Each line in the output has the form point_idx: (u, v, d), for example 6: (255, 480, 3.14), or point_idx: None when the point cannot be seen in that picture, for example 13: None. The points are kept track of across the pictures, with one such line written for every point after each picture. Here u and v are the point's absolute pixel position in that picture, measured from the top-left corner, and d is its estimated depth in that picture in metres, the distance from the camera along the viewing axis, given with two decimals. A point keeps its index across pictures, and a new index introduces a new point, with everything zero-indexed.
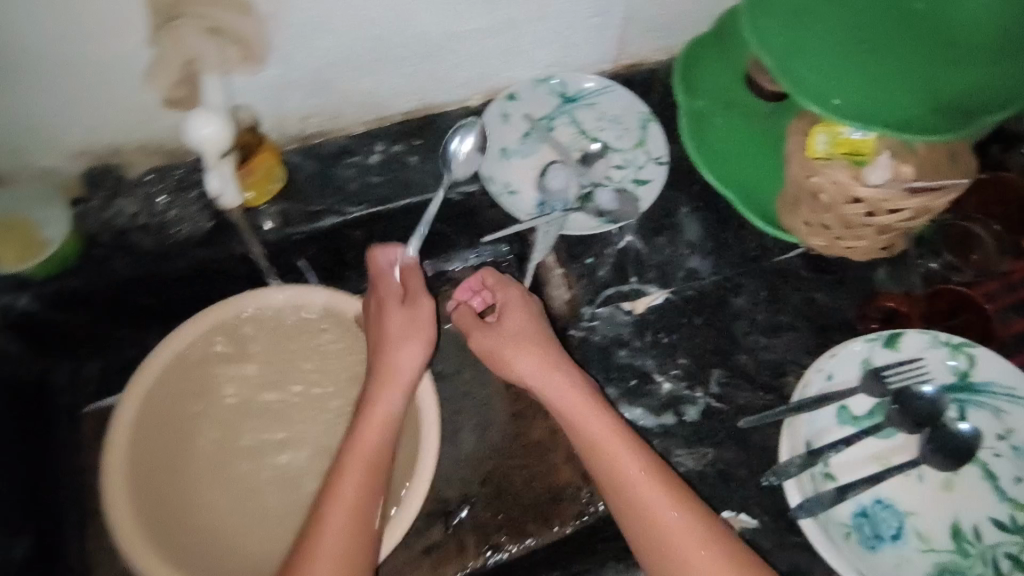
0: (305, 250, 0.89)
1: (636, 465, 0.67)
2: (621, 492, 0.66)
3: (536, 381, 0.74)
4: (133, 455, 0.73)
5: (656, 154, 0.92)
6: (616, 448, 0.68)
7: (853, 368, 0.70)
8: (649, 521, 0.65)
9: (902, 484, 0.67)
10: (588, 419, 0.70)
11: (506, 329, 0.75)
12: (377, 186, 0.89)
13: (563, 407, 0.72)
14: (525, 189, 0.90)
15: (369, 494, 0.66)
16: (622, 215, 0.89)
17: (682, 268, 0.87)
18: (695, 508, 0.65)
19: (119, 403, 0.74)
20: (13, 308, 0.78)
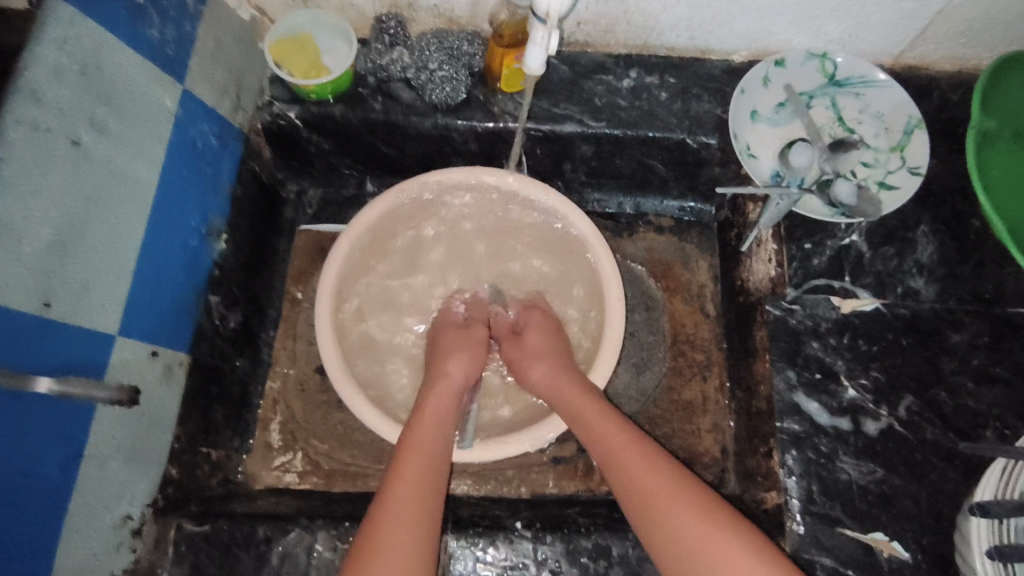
0: (533, 148, 0.93)
1: (667, 493, 0.61)
2: (643, 498, 0.61)
3: (548, 392, 0.75)
4: (339, 286, 0.80)
5: (913, 163, 0.86)
6: (641, 469, 0.63)
7: None
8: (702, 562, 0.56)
9: None
10: (601, 437, 0.68)
11: (526, 338, 0.80)
12: (620, 110, 0.89)
13: (589, 421, 0.69)
14: (764, 157, 0.88)
15: (442, 431, 0.70)
16: (858, 211, 0.80)
17: (902, 284, 0.82)
18: (748, 538, 0.56)
19: (329, 253, 0.78)
20: (281, 115, 0.87)
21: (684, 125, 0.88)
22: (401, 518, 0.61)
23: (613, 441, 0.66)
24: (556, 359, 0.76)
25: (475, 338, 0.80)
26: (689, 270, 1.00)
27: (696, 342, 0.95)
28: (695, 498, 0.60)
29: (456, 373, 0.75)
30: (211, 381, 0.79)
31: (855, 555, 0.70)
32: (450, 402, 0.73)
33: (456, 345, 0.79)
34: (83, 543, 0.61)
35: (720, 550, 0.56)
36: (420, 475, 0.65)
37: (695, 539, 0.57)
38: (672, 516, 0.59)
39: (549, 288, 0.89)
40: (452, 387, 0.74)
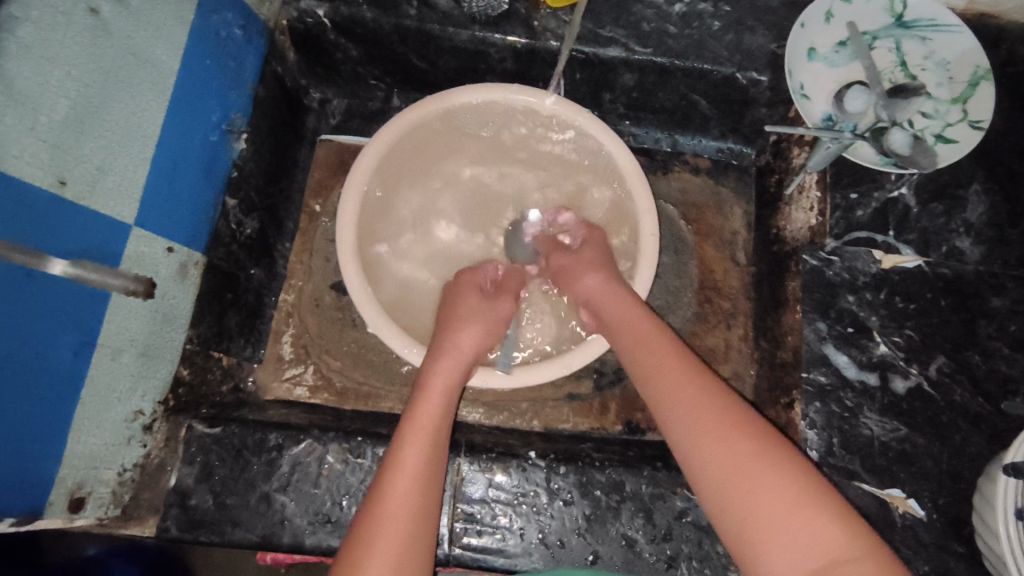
0: (572, 73, 0.88)
1: (713, 417, 0.58)
2: (687, 431, 0.59)
3: (599, 303, 0.72)
4: (359, 235, 0.76)
5: (974, 117, 0.81)
6: (684, 392, 0.61)
7: None
8: (743, 481, 0.54)
9: None
10: (649, 358, 0.65)
11: (588, 253, 0.76)
12: (669, 37, 0.84)
13: (643, 338, 0.67)
14: (818, 99, 0.83)
15: (449, 392, 0.65)
16: (913, 162, 0.78)
17: (947, 243, 0.78)
18: (799, 477, 0.53)
19: (342, 206, 0.74)
20: (309, 13, 0.81)
21: (735, 59, 0.83)
22: (404, 478, 0.56)
23: (658, 365, 0.64)
24: (610, 275, 0.73)
25: (498, 315, 0.74)
26: (722, 216, 0.96)
27: (723, 290, 0.93)
28: (738, 418, 0.57)
29: (468, 344, 0.69)
30: (225, 288, 0.76)
31: (870, 508, 0.70)
32: (458, 365, 0.68)
33: (474, 312, 0.73)
34: (93, 434, 0.60)
35: (765, 481, 0.53)
36: (429, 439, 0.60)
37: (735, 462, 0.55)
38: (709, 451, 0.56)
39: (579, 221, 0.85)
40: (461, 354, 0.68)
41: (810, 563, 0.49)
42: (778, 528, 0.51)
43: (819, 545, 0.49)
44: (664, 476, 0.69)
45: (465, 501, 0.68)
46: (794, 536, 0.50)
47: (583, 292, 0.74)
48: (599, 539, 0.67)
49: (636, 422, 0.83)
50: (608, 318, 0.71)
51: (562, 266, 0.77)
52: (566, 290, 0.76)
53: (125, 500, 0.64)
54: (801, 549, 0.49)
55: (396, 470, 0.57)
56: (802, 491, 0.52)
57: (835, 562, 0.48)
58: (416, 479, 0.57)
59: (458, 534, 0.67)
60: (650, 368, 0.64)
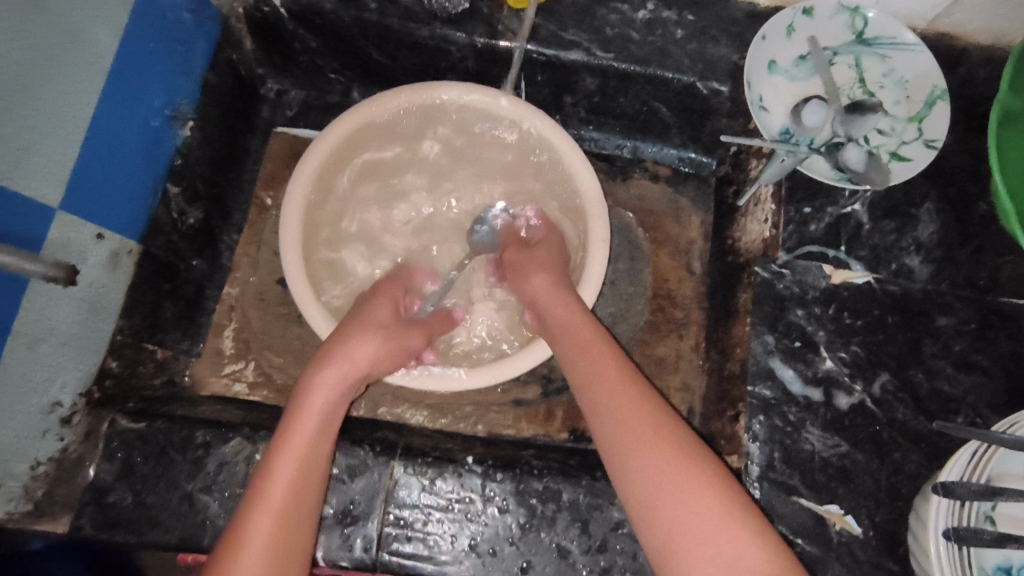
0: (534, 75, 0.87)
1: (644, 426, 0.57)
2: (616, 434, 0.58)
3: (545, 302, 0.71)
4: (308, 217, 0.75)
5: (929, 136, 0.81)
6: (620, 398, 0.60)
7: None
8: (677, 495, 0.53)
9: None
10: (589, 365, 0.64)
11: (539, 253, 0.76)
12: (631, 43, 0.83)
13: (585, 341, 0.66)
14: (777, 111, 0.83)
15: (331, 411, 0.62)
16: (865, 179, 0.78)
17: (897, 261, 0.78)
18: (716, 498, 0.52)
19: (289, 187, 0.72)
20: (264, 1, 0.79)
21: (697, 68, 0.83)
22: (270, 508, 0.54)
23: (597, 372, 0.63)
24: (558, 275, 0.73)
25: (404, 338, 0.70)
26: (680, 225, 0.95)
27: (677, 299, 0.92)
28: (675, 432, 0.57)
29: (361, 359, 0.65)
30: (163, 278, 0.74)
31: (807, 524, 0.69)
32: (345, 382, 0.64)
33: (366, 325, 0.69)
34: (4, 425, 0.57)
35: (699, 507, 0.52)
36: (301, 465, 0.57)
37: (670, 474, 0.54)
38: (640, 457, 0.56)
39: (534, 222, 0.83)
40: (350, 368, 0.65)
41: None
42: (709, 537, 0.50)
43: (742, 562, 0.49)
44: (602, 486, 0.68)
45: (397, 506, 0.66)
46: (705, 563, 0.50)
47: (530, 291, 0.73)
48: (531, 549, 0.65)
49: (581, 430, 0.81)
50: (551, 323, 0.69)
51: (514, 266, 0.77)
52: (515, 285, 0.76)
53: (37, 496, 0.61)
54: (725, 564, 0.49)
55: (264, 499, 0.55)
56: (733, 508, 0.52)
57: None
58: (288, 504, 0.55)
59: (388, 539, 0.65)
60: (591, 372, 0.63)
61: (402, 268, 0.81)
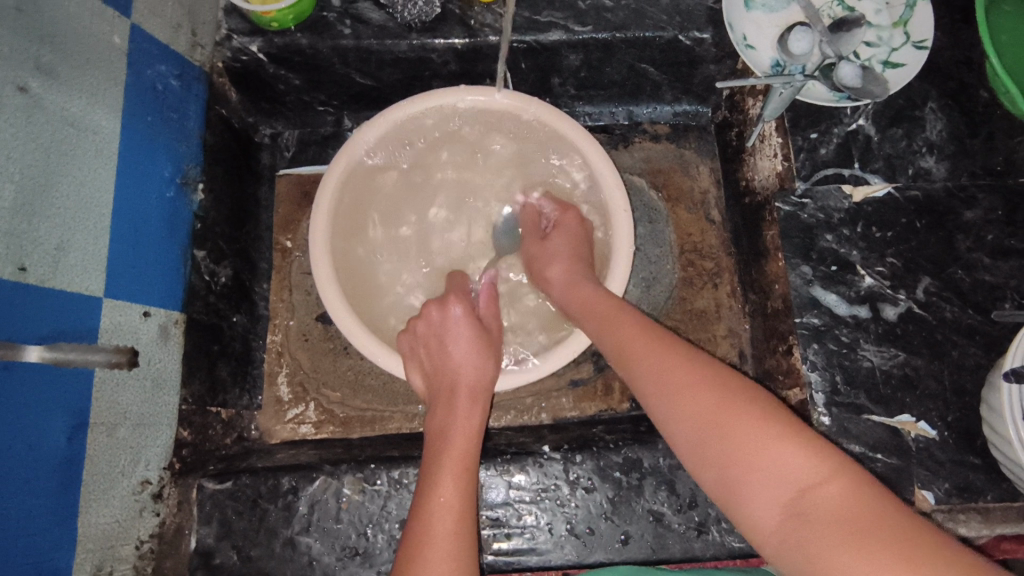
0: (518, 64, 0.87)
1: (677, 368, 0.54)
2: (654, 386, 0.54)
3: (568, 292, 0.70)
4: (335, 264, 0.75)
5: (917, 38, 0.81)
6: (651, 345, 0.58)
7: None
8: (712, 426, 0.49)
9: None
10: (619, 328, 0.62)
11: (550, 245, 0.76)
12: (605, 10, 0.83)
13: (606, 313, 0.64)
14: (763, 47, 0.83)
15: (473, 413, 0.63)
16: (864, 94, 0.78)
17: (913, 165, 0.79)
18: (767, 414, 0.47)
19: (313, 242, 0.73)
20: (242, 51, 0.79)
21: (676, 22, 0.83)
22: (445, 512, 0.53)
23: (631, 331, 0.60)
24: (577, 263, 0.73)
25: (493, 336, 0.72)
26: (691, 177, 0.96)
27: (703, 250, 0.93)
28: (703, 366, 0.53)
29: (467, 362, 0.67)
30: (210, 340, 0.75)
31: (882, 438, 0.70)
32: (468, 394, 0.64)
33: (464, 331, 0.70)
34: (104, 511, 0.59)
35: (741, 435, 0.47)
36: (462, 476, 0.57)
37: (702, 405, 0.50)
38: (677, 400, 0.52)
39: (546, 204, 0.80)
40: (466, 378, 0.66)
41: (778, 497, 0.44)
42: (753, 460, 0.46)
43: (786, 474, 0.44)
44: None
45: (489, 507, 0.68)
46: (761, 494, 0.45)
47: (554, 288, 0.72)
48: (626, 519, 0.67)
49: None
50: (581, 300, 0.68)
51: (534, 262, 0.76)
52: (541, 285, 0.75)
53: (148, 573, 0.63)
54: (772, 481, 0.45)
55: (436, 502, 0.54)
56: (782, 425, 0.46)
57: (804, 490, 0.43)
58: (462, 506, 0.54)
59: (488, 541, 0.67)
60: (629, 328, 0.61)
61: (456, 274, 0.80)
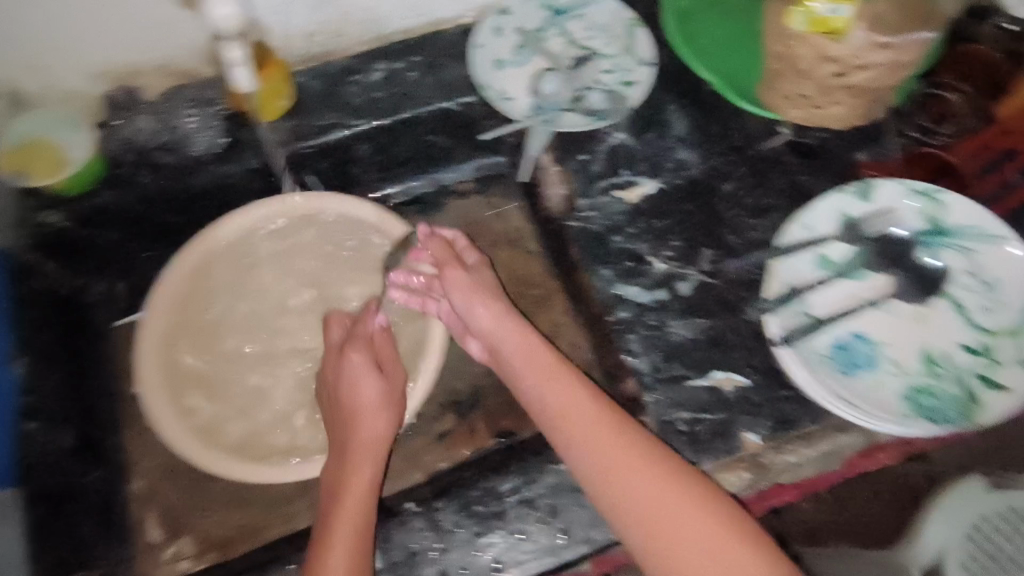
0: (316, 166, 0.95)
1: (613, 434, 0.65)
2: (590, 445, 0.65)
3: (494, 332, 0.76)
4: (175, 380, 0.80)
5: (643, 58, 0.95)
6: (576, 399, 0.68)
7: (833, 221, 0.70)
8: (631, 490, 0.62)
9: (880, 318, 0.67)
10: (541, 378, 0.71)
11: (477, 279, 0.80)
12: (379, 101, 0.95)
13: (531, 359, 0.73)
14: (519, 94, 0.93)
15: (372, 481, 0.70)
16: (613, 112, 0.92)
17: (671, 160, 0.90)
18: (692, 488, 0.61)
19: (143, 381, 0.78)
20: (48, 221, 0.85)
21: (445, 94, 0.96)
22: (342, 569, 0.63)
23: (554, 381, 0.70)
24: (502, 302, 0.77)
25: (398, 389, 0.78)
26: (501, 220, 1.01)
27: (530, 280, 0.97)
28: (639, 433, 0.66)
29: (377, 428, 0.74)
30: (64, 500, 0.76)
31: (704, 399, 0.77)
32: (376, 462, 0.72)
33: (376, 391, 0.75)
34: None
35: (674, 505, 0.60)
36: (353, 530, 0.66)
37: (632, 471, 0.63)
38: (625, 461, 0.64)
39: (362, 286, 0.87)
40: (373, 444, 0.73)
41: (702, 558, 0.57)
42: (683, 526, 0.59)
43: (709, 545, 0.58)
44: (527, 463, 0.74)
45: None
46: (679, 548, 0.58)
47: (480, 322, 0.76)
48: (494, 546, 0.70)
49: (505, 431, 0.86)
50: (505, 345, 0.75)
51: (463, 288, 0.78)
52: (463, 313, 0.78)
53: None
54: (694, 547, 0.58)
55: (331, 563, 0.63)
56: (705, 501, 0.61)
57: (717, 553, 0.58)
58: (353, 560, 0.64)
59: None
60: (550, 372, 0.71)
61: (331, 318, 0.82)
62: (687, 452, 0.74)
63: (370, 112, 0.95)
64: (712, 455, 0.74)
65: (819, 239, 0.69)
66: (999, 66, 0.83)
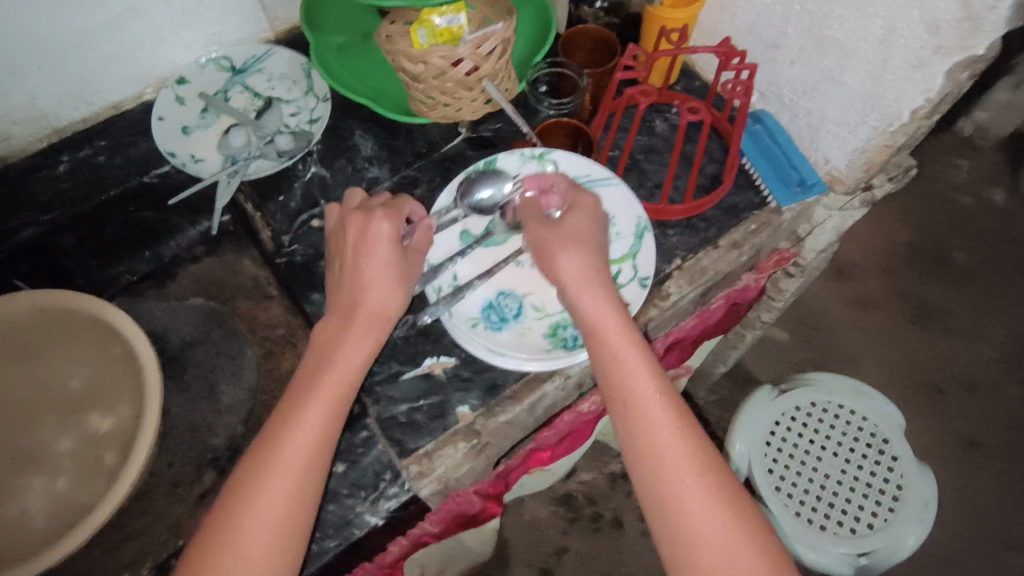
0: (19, 269, 0.94)
1: (670, 424, 0.63)
2: (651, 443, 0.63)
3: (580, 288, 0.69)
4: None
5: (321, 94, 1.01)
6: (614, 326, 0.67)
7: (467, 198, 0.81)
8: (688, 477, 0.61)
9: (519, 272, 0.78)
10: (615, 354, 0.66)
11: (568, 227, 0.71)
12: (68, 191, 0.96)
13: (609, 341, 0.67)
14: (209, 155, 0.97)
15: (342, 393, 0.67)
16: (298, 150, 0.97)
17: (364, 179, 0.96)
18: (698, 466, 0.62)
19: None
20: None
21: (134, 170, 0.98)
22: (265, 524, 0.61)
23: (609, 326, 0.67)
24: (590, 255, 0.71)
25: (410, 266, 0.74)
26: (233, 272, 1.00)
27: (271, 321, 0.97)
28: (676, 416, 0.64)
29: (372, 301, 0.71)
30: None
31: (418, 389, 0.80)
32: (339, 386, 0.67)
33: (377, 270, 0.71)
34: None
35: (705, 487, 0.61)
36: (300, 450, 0.64)
37: (682, 458, 0.62)
38: (671, 458, 0.62)
39: (80, 372, 0.83)
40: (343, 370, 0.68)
41: (713, 543, 0.59)
42: (694, 515, 0.60)
43: (721, 527, 0.59)
44: None
45: None
46: (711, 528, 0.59)
47: (563, 273, 0.69)
48: None
49: None
50: (577, 302, 0.68)
51: (536, 241, 0.72)
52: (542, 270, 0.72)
53: None
54: (714, 528, 0.59)
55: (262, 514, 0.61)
56: (717, 478, 0.62)
57: (710, 536, 0.59)
58: (287, 501, 0.62)
59: None
60: (584, 279, 0.69)
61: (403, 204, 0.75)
62: (408, 436, 0.77)
63: (54, 203, 0.95)
64: (429, 435, 0.77)
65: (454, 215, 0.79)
66: (602, 37, 0.95)
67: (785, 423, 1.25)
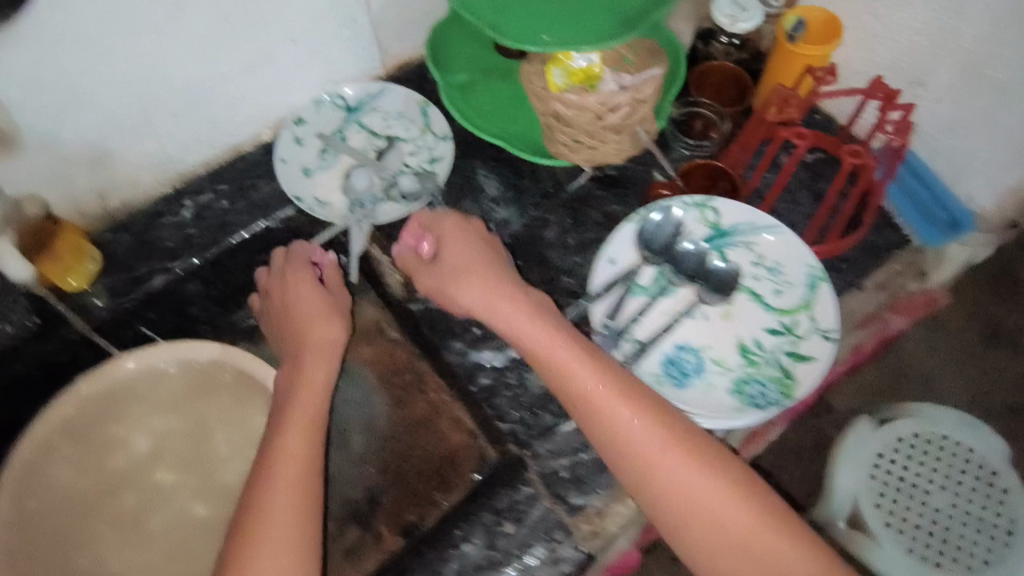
0: (147, 317, 0.92)
1: (726, 503, 0.62)
2: (708, 527, 0.62)
3: (579, 387, 0.69)
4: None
5: (441, 132, 0.99)
6: (645, 432, 0.65)
7: (630, 247, 0.78)
8: (759, 551, 0.60)
9: (693, 326, 0.76)
10: (646, 451, 0.65)
11: (446, 259, 0.79)
12: (195, 237, 0.93)
13: (644, 452, 0.64)
14: (334, 198, 0.95)
15: (309, 436, 0.71)
16: (424, 193, 0.95)
17: (492, 221, 0.94)
18: (769, 531, 0.61)
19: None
20: None
21: (257, 214, 0.95)
22: None
23: (638, 431, 0.65)
24: (525, 301, 0.75)
25: (327, 309, 0.84)
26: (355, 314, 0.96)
27: (398, 365, 0.93)
28: (734, 487, 0.63)
29: (309, 344, 0.80)
30: None
31: (574, 439, 0.81)
32: (312, 408, 0.74)
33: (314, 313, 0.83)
34: None
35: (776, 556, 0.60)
36: (290, 495, 0.65)
37: (746, 531, 0.61)
38: (726, 537, 0.61)
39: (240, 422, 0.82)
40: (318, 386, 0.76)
41: None
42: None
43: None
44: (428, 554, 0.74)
45: None
46: None
47: (558, 371, 0.70)
48: None
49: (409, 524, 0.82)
50: (581, 410, 0.68)
51: (433, 284, 0.81)
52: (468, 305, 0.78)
53: None
54: None
55: None
56: (789, 540, 0.61)
57: None
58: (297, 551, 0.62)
59: None
60: (574, 358, 0.70)
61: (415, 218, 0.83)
62: (573, 493, 0.78)
63: (177, 249, 0.92)
64: (596, 489, 0.78)
65: (624, 271, 0.77)
66: (738, 75, 0.95)
67: (890, 458, 1.00)
